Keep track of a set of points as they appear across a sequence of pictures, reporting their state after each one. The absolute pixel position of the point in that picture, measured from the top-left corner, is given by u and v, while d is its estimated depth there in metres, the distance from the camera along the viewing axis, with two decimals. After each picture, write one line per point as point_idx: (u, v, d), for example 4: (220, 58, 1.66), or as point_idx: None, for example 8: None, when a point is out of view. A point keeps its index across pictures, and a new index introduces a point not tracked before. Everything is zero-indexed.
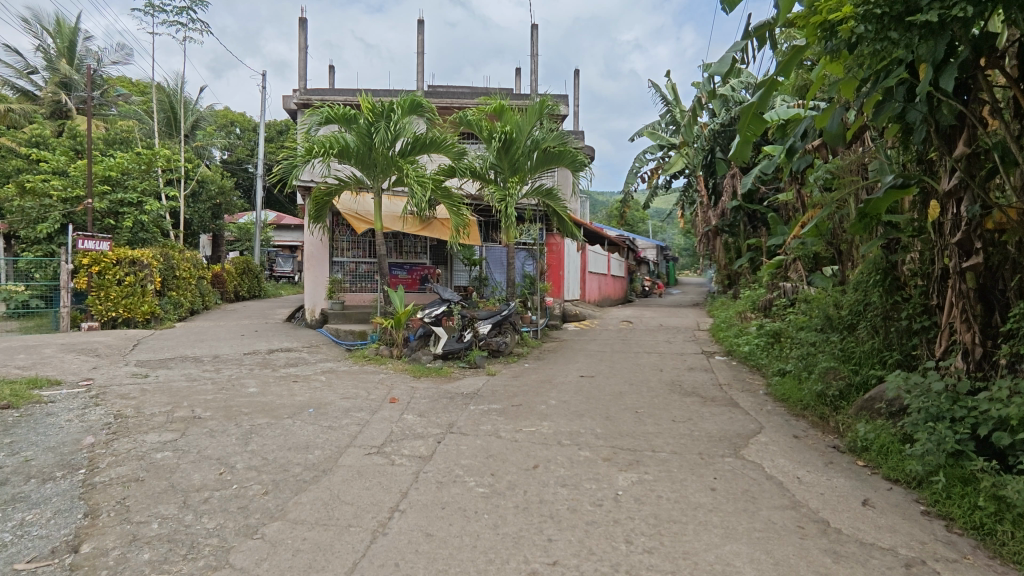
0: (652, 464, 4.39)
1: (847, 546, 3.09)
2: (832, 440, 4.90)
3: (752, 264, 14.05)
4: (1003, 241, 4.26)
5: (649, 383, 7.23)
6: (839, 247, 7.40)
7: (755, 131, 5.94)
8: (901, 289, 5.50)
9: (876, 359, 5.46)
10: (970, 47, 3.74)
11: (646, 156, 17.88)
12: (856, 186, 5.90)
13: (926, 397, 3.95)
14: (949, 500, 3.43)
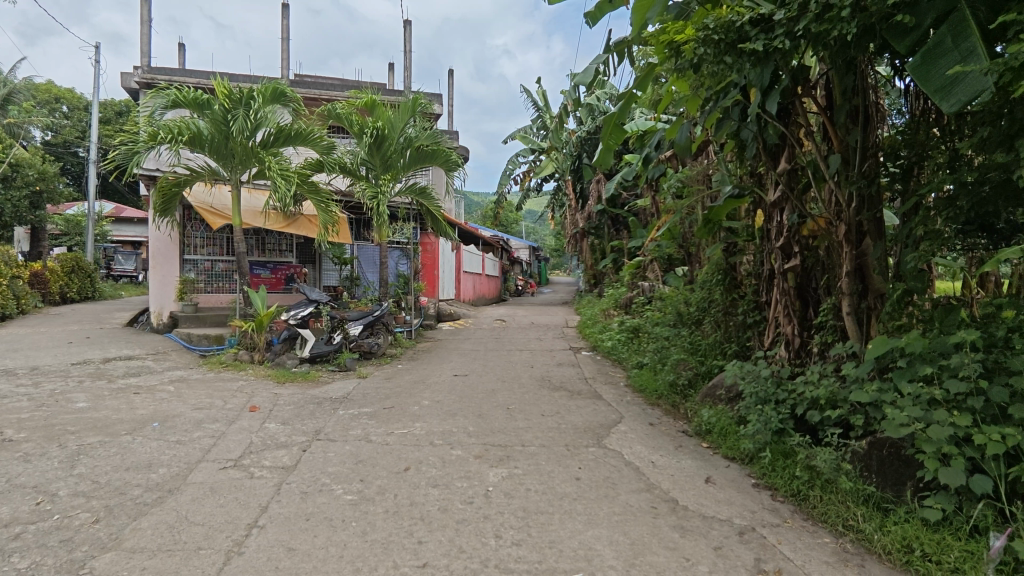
0: (522, 458, 4.52)
1: (692, 521, 3.41)
2: (682, 425, 5.39)
3: (615, 265, 15.02)
4: (815, 247, 4.96)
5: (520, 379, 7.44)
6: (690, 250, 8.17)
7: (616, 140, 6.43)
8: (737, 287, 6.20)
9: (718, 351, 6.08)
10: (790, 76, 4.31)
11: (520, 159, 18.38)
12: (702, 196, 6.57)
13: (756, 382, 4.47)
14: (773, 472, 3.92)
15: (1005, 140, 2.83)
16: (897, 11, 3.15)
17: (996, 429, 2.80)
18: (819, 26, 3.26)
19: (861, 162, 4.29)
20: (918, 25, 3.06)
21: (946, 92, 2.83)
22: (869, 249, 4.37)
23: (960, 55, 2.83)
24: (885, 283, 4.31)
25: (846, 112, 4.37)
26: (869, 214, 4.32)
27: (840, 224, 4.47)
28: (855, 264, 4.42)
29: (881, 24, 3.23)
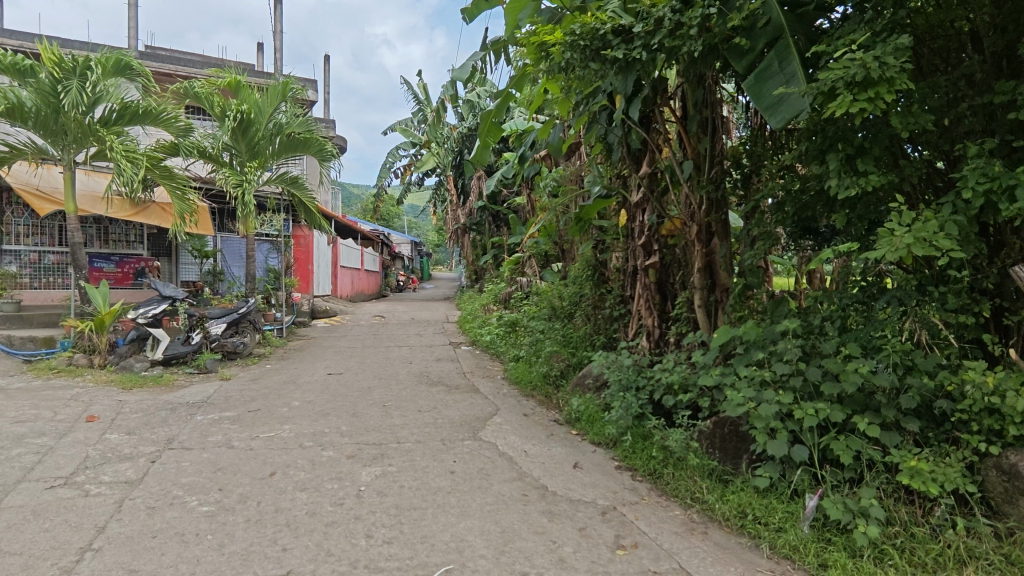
0: (396, 455, 4.46)
1: (560, 505, 3.57)
2: (553, 414, 5.62)
3: (496, 261, 15.29)
4: (672, 245, 5.41)
5: (398, 375, 7.33)
6: (564, 246, 8.54)
7: (494, 138, 6.57)
8: (605, 283, 6.62)
9: (588, 342, 6.43)
10: (650, 86, 4.65)
11: (400, 152, 18.03)
12: (576, 195, 6.91)
13: (620, 371, 4.78)
14: (634, 454, 4.22)
15: (817, 155, 3.28)
16: (735, 35, 3.54)
17: (811, 405, 3.23)
18: (671, 41, 3.54)
19: (709, 168, 4.73)
20: (752, 48, 3.46)
21: (774, 110, 3.21)
22: (717, 248, 4.84)
23: (785, 78, 3.23)
24: (730, 279, 4.79)
25: (698, 123, 4.80)
26: (716, 216, 4.78)
27: (692, 225, 4.91)
28: (705, 261, 4.88)
29: (723, 45, 3.61)
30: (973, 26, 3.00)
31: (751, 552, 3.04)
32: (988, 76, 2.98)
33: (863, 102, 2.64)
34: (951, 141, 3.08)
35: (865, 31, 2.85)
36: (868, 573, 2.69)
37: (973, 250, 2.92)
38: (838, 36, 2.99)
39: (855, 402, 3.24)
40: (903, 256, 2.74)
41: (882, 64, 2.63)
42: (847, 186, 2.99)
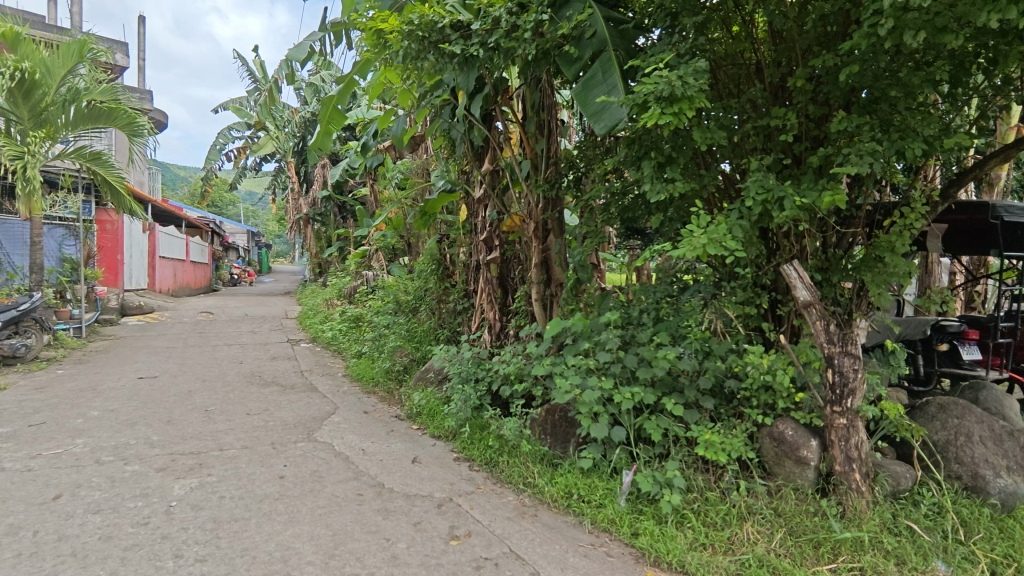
0: (217, 464, 4.07)
1: (396, 502, 3.52)
2: (395, 410, 5.54)
3: (341, 254, 14.68)
4: (512, 241, 5.62)
5: (224, 377, 6.69)
6: (410, 241, 8.48)
7: (335, 124, 6.29)
8: (449, 277, 6.69)
9: (432, 337, 6.47)
10: (491, 85, 4.78)
11: (233, 133, 16.49)
12: (421, 188, 6.88)
13: (460, 363, 4.88)
14: (471, 445, 4.31)
15: (635, 161, 3.60)
16: (566, 42, 3.76)
17: (628, 389, 3.54)
18: (508, 42, 3.65)
19: (545, 168, 4.97)
20: (580, 57, 3.70)
21: (597, 116, 3.45)
22: (552, 245, 5.11)
23: (607, 89, 3.48)
24: (564, 274, 5.09)
25: (536, 124, 5.02)
26: (552, 214, 5.04)
27: (530, 223, 5.14)
28: (542, 257, 5.13)
29: (554, 52, 3.82)
30: (757, 58, 3.50)
31: (575, 529, 3.25)
32: (767, 102, 3.50)
33: (669, 116, 2.93)
34: (739, 155, 3.57)
35: (672, 52, 3.17)
36: (671, 537, 3.02)
37: (754, 251, 3.41)
38: (651, 55, 3.29)
39: (664, 385, 3.61)
40: (700, 254, 3.10)
41: (684, 83, 2.94)
42: (658, 191, 3.33)
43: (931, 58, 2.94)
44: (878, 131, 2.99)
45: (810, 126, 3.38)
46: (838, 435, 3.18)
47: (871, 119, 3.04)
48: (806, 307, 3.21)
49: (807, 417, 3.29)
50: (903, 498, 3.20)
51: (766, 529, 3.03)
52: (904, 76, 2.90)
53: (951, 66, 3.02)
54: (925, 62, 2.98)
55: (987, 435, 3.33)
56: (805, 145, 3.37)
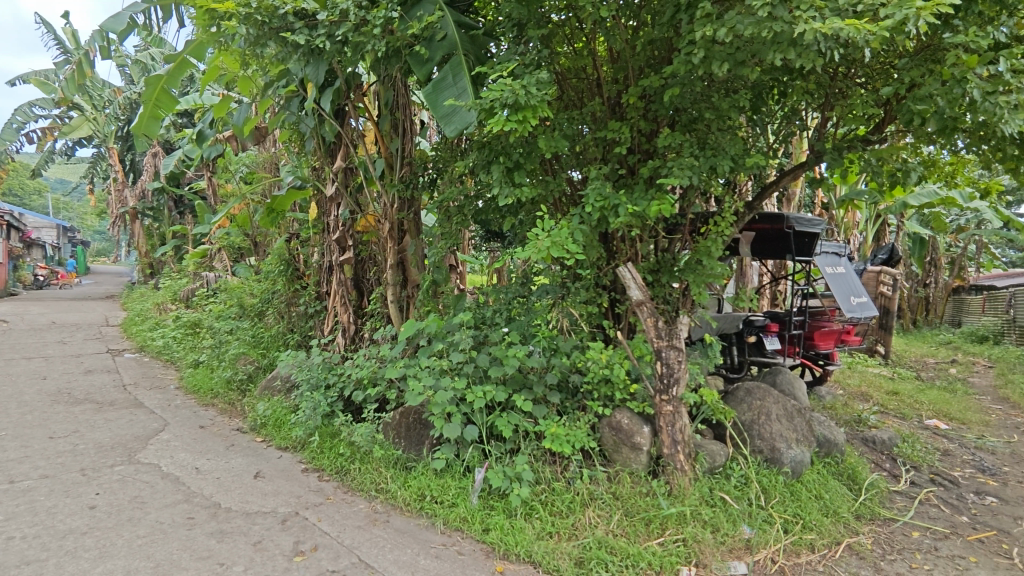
0: (5, 500, 3.44)
1: (233, 522, 3.25)
2: (236, 422, 5.11)
3: (177, 252, 13.24)
4: (367, 242, 5.48)
5: (20, 396, 5.69)
6: (257, 239, 7.94)
7: (165, 108, 5.68)
8: (300, 279, 6.34)
9: (281, 342, 6.17)
10: (343, 79, 4.63)
11: (35, 110, 14.12)
12: (268, 182, 6.45)
13: (309, 370, 4.68)
14: (321, 454, 4.13)
15: (485, 165, 3.69)
16: (416, 42, 3.77)
17: (480, 388, 3.61)
18: (356, 36, 3.56)
19: (400, 168, 4.89)
20: (431, 58, 3.72)
21: (447, 119, 3.49)
22: (407, 246, 5.05)
23: (456, 92, 3.53)
24: (420, 275, 5.07)
25: (390, 123, 4.94)
26: (408, 214, 4.98)
27: (385, 223, 5.03)
28: (397, 258, 5.06)
29: (405, 51, 3.81)
30: (596, 74, 3.77)
31: (427, 531, 3.24)
32: (605, 116, 3.79)
33: (514, 123, 3.04)
34: (581, 164, 3.82)
35: (518, 63, 3.31)
36: (519, 529, 3.13)
37: (594, 253, 3.66)
38: (498, 63, 3.40)
39: (515, 382, 3.74)
40: (544, 256, 3.26)
41: (528, 93, 3.06)
42: (507, 195, 3.44)
43: (736, 87, 3.38)
44: (696, 148, 3.36)
45: (641, 141, 3.72)
46: (666, 421, 3.52)
47: (691, 137, 3.42)
48: (638, 305, 3.52)
49: (640, 406, 3.60)
50: (719, 473, 3.62)
51: (605, 512, 3.26)
52: (715, 101, 3.31)
53: (752, 95, 3.49)
54: (731, 90, 3.41)
55: (782, 413, 3.88)
56: (637, 158, 3.69)
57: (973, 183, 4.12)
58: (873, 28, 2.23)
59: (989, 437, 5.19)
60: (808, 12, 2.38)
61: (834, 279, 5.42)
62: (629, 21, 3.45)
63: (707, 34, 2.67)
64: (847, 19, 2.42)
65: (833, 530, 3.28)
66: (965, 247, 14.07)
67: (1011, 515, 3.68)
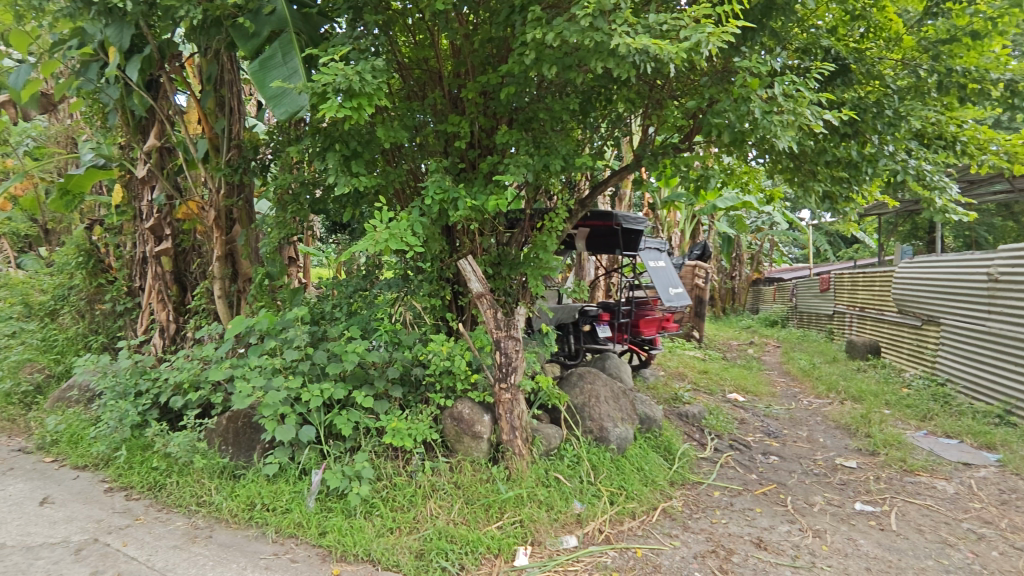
0: None
1: (9, 559, 2.73)
2: (18, 441, 4.31)
3: None
4: (188, 230, 4.94)
5: None
6: (48, 226, 6.78)
7: None
8: (105, 272, 5.53)
9: (80, 345, 5.33)
10: (154, 45, 4.14)
11: None
12: (62, 159, 5.54)
13: (114, 377, 4.09)
14: (129, 471, 3.65)
15: (320, 152, 3.51)
16: (240, 14, 3.50)
17: (317, 386, 3.44)
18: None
19: (226, 151, 4.48)
20: (258, 33, 3.47)
21: (276, 101, 3.27)
22: (237, 236, 4.65)
23: (285, 72, 3.33)
24: (252, 268, 4.69)
25: (214, 100, 4.51)
26: (236, 201, 4.58)
27: (209, 210, 4.58)
28: (225, 250, 4.64)
29: (227, 22, 3.52)
30: (438, 67, 3.80)
31: (256, 543, 3.01)
32: (446, 108, 3.83)
33: (347, 110, 2.92)
34: (422, 155, 3.82)
35: (352, 48, 3.20)
36: (358, 528, 3.05)
37: (435, 246, 3.68)
38: (331, 45, 3.25)
39: (355, 378, 3.62)
40: (382, 249, 3.19)
41: (362, 80, 2.96)
42: (343, 183, 3.31)
43: (567, 90, 3.59)
44: (531, 147, 3.50)
45: (481, 136, 3.82)
46: (505, 409, 3.64)
47: (527, 135, 3.57)
48: (478, 297, 3.61)
49: (481, 395, 3.70)
50: (553, 454, 3.84)
51: (446, 503, 3.29)
52: (548, 102, 3.50)
53: (582, 99, 3.73)
54: (562, 93, 3.63)
55: (609, 395, 4.23)
56: (477, 152, 3.79)
57: (761, 190, 4.81)
58: (675, 48, 2.49)
59: (774, 406, 6.14)
60: (622, 26, 2.60)
61: (655, 273, 6.02)
62: (468, 17, 3.51)
63: (538, 37, 2.80)
64: (655, 36, 2.69)
65: (651, 497, 3.65)
66: (761, 246, 16.43)
67: (788, 470, 4.37)
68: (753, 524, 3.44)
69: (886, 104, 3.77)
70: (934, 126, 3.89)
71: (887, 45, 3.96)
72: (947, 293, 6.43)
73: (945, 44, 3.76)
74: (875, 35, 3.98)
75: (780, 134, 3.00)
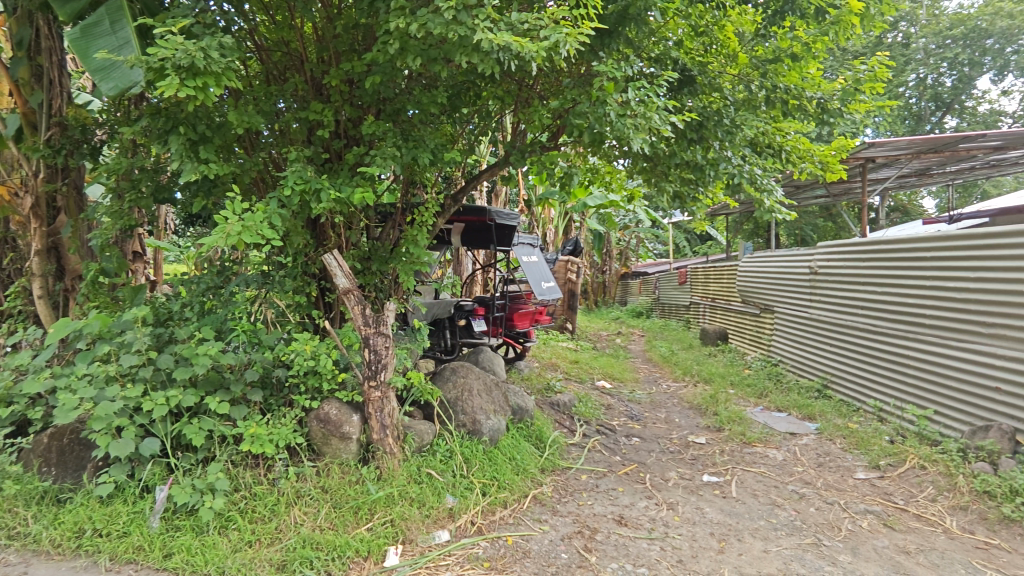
0: None
1: None
2: None
3: None
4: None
5: None
6: None
7: None
8: None
9: None
10: None
11: None
12: None
13: None
14: None
15: (160, 136, 3.17)
16: None
17: (162, 394, 3.10)
18: None
19: (45, 130, 3.90)
20: None
21: (104, 74, 2.91)
22: (62, 227, 4.08)
23: (116, 42, 2.99)
24: (82, 263, 4.14)
25: (29, 70, 3.92)
26: (60, 186, 4.02)
27: (25, 196, 3.97)
28: (47, 243, 4.05)
29: None
30: (299, 51, 3.60)
31: (85, 573, 2.67)
32: (308, 95, 3.63)
33: (190, 89, 2.65)
34: (283, 144, 3.61)
35: (195, 21, 2.92)
36: (211, 545, 2.81)
37: (297, 240, 3.48)
38: (171, 16, 2.94)
39: (208, 383, 3.33)
40: (234, 242, 2.94)
41: (208, 57, 2.70)
42: (189, 170, 3.01)
43: (436, 83, 3.57)
44: (399, 139, 3.41)
45: (347, 126, 3.68)
46: (375, 407, 3.55)
47: (395, 127, 3.49)
48: (345, 293, 3.48)
49: (349, 395, 3.58)
50: (426, 450, 3.82)
51: (312, 509, 3.15)
52: (416, 95, 3.45)
53: (451, 94, 3.72)
54: (431, 86, 3.60)
55: (482, 388, 4.29)
56: (343, 143, 3.65)
57: (623, 189, 5.11)
58: (534, 47, 2.57)
59: (637, 391, 6.59)
60: (484, 22, 2.63)
61: (529, 268, 6.18)
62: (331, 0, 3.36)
63: (401, 26, 2.74)
64: (517, 35, 2.75)
65: (522, 485, 3.74)
66: (629, 242, 17.56)
67: (647, 450, 4.71)
68: (616, 503, 3.67)
69: (724, 114, 4.13)
70: (763, 135, 4.37)
71: (725, 60, 4.38)
72: (780, 285, 7.31)
73: (770, 63, 4.26)
74: (716, 50, 4.38)
75: (633, 136, 3.23)
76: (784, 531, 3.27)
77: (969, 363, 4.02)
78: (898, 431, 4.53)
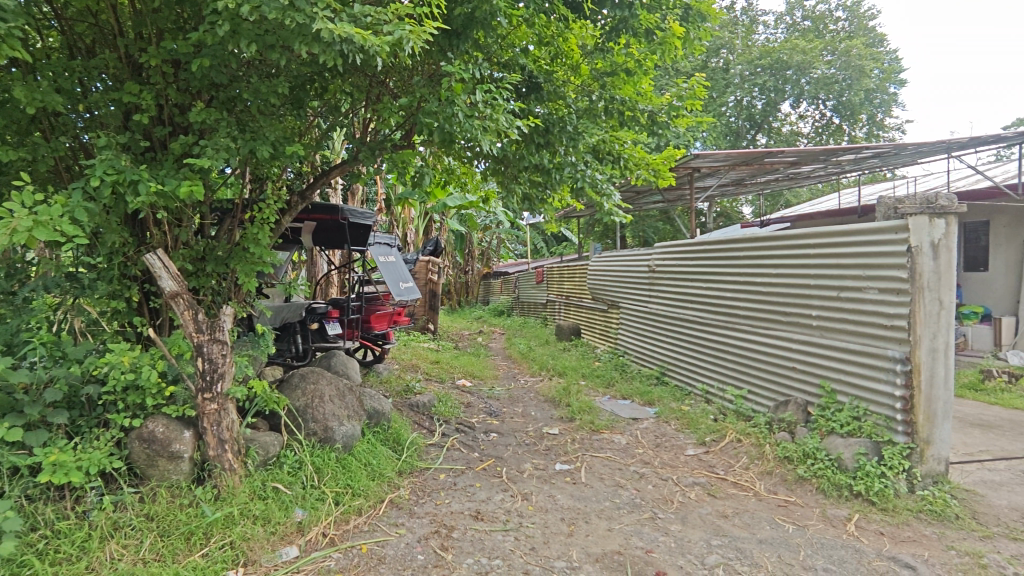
0: None
1: None
2: None
3: None
4: None
5: None
6: None
7: None
8: None
9: None
10: None
11: None
12: None
13: None
14: None
15: None
16: None
17: None
18: None
19: None
20: None
21: None
22: None
23: None
24: None
25: None
26: None
27: None
28: None
29: None
30: (111, 24, 3.18)
31: None
32: (123, 74, 3.22)
33: None
34: (91, 129, 3.17)
35: None
36: None
37: (110, 238, 3.07)
38: None
39: None
40: (23, 240, 2.51)
41: None
42: None
43: (276, 71, 3.35)
44: (234, 130, 3.15)
45: (172, 112, 3.32)
46: (210, 421, 3.24)
47: (230, 117, 3.22)
48: (172, 297, 3.14)
49: (179, 410, 3.23)
50: (272, 463, 3.57)
51: (133, 541, 2.80)
52: (253, 83, 3.21)
53: (295, 84, 3.52)
54: (271, 74, 3.37)
55: (334, 393, 4.11)
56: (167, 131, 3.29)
57: (478, 190, 5.20)
58: (377, 41, 2.52)
59: (496, 387, 6.74)
60: (324, 12, 2.52)
61: (385, 268, 6.03)
62: None
63: (231, 8, 2.54)
64: (360, 28, 2.68)
65: (378, 490, 3.64)
66: (490, 242, 17.92)
67: (504, 444, 4.85)
68: (472, 499, 3.72)
69: (568, 121, 4.36)
70: (603, 143, 4.70)
71: (568, 70, 4.66)
72: (625, 282, 7.93)
73: (608, 76, 4.61)
74: (560, 61, 4.63)
75: (481, 138, 3.33)
76: (625, 509, 3.55)
77: (774, 347, 4.67)
78: (721, 410, 5.12)
